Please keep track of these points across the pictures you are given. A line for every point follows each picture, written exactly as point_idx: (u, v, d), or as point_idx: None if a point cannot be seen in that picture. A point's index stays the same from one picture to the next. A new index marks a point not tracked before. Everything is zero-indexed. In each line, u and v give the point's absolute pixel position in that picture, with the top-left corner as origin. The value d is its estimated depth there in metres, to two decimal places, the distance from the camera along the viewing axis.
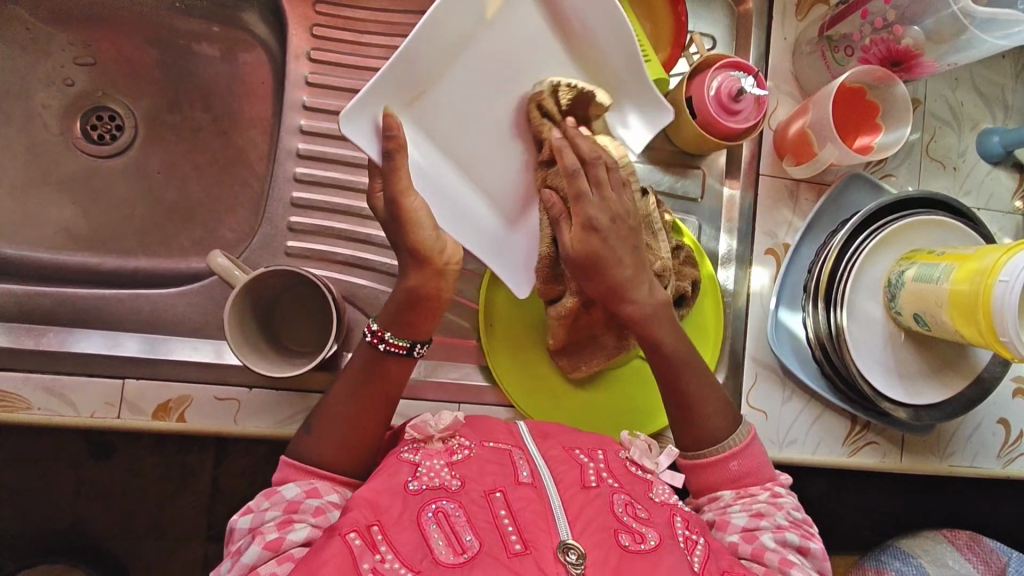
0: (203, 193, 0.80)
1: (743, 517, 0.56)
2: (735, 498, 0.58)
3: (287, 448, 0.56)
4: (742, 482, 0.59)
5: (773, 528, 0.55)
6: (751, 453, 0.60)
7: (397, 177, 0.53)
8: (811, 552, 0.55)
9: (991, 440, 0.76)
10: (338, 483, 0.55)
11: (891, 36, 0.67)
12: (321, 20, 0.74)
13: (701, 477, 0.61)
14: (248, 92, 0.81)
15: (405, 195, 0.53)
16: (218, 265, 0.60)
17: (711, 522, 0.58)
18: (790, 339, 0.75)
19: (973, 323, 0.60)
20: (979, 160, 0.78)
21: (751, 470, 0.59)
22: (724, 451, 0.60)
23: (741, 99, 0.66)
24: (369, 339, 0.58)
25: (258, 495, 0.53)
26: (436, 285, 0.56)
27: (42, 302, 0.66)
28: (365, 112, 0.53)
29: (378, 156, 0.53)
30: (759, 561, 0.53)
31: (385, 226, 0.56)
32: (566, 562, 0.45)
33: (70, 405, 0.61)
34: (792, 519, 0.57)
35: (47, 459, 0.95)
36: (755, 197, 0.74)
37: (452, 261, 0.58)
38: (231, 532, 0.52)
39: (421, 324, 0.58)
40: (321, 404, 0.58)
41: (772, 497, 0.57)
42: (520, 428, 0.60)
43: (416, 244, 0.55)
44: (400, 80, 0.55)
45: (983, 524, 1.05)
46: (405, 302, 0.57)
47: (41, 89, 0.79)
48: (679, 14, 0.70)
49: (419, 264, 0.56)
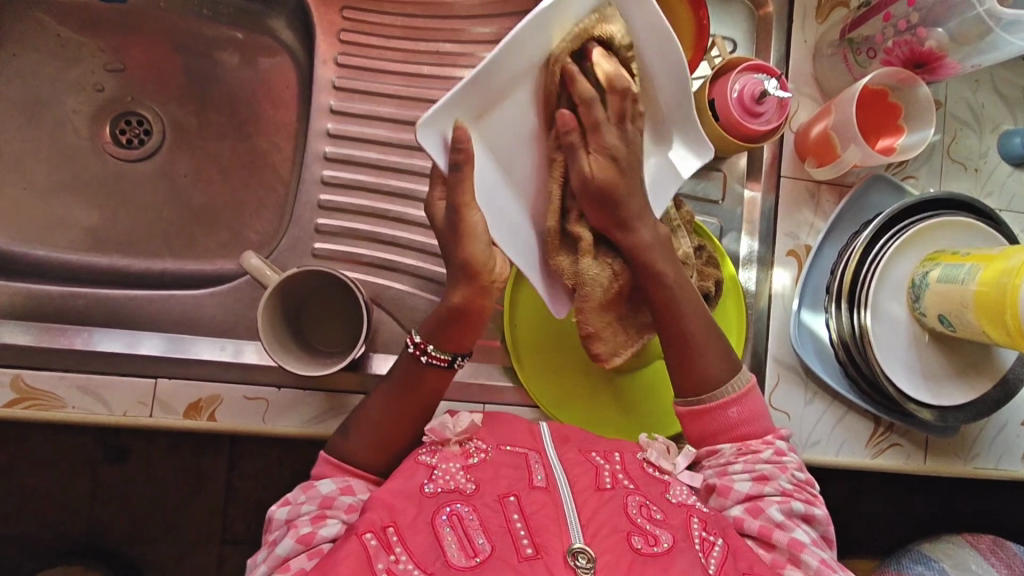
0: (229, 196, 0.81)
1: (747, 483, 0.56)
2: (738, 454, 0.58)
3: (326, 445, 0.58)
4: (740, 430, 0.60)
5: (778, 495, 0.56)
6: (749, 400, 0.60)
7: (460, 191, 0.51)
8: (816, 517, 0.57)
9: (1016, 441, 0.76)
10: (372, 480, 0.57)
11: (915, 38, 0.67)
12: (347, 26, 0.75)
13: (700, 425, 0.61)
14: (273, 97, 0.83)
15: (467, 207, 0.52)
16: (251, 265, 0.61)
17: (710, 484, 0.58)
18: (813, 340, 0.75)
19: (1000, 323, 0.60)
20: (1001, 162, 0.78)
21: (749, 417, 0.60)
22: (722, 398, 0.60)
23: (763, 102, 0.66)
24: (409, 350, 0.58)
25: (296, 488, 0.55)
26: (482, 301, 0.56)
27: (75, 303, 0.68)
28: (436, 124, 0.51)
29: (444, 168, 0.52)
30: (766, 537, 0.54)
31: (439, 233, 0.55)
32: (576, 566, 0.45)
33: (102, 404, 0.62)
34: (795, 481, 0.58)
35: (71, 458, 0.96)
36: (776, 199, 0.75)
37: (499, 279, 0.57)
38: (268, 522, 0.54)
39: (466, 338, 0.58)
40: (359, 407, 0.59)
41: (774, 455, 0.58)
42: (541, 428, 0.59)
43: (468, 259, 0.54)
44: (473, 95, 0.51)
45: (1007, 528, 1.04)
46: (450, 317, 0.57)
47: (72, 95, 0.81)
48: (701, 18, 0.69)
49: (465, 279, 0.55)
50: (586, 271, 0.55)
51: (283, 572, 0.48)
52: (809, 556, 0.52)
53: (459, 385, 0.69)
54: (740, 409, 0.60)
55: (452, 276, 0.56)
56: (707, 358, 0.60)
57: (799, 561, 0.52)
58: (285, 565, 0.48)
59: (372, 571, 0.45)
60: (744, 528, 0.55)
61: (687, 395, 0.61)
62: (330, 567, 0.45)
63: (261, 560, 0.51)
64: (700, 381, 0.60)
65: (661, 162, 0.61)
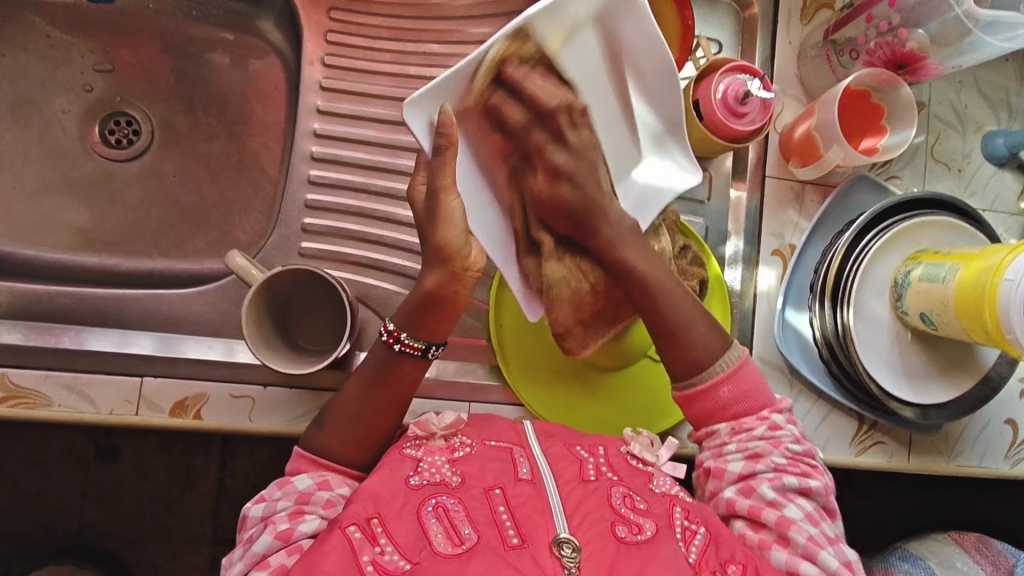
0: (217, 196, 0.81)
1: (739, 463, 0.56)
2: (732, 435, 0.57)
3: (300, 439, 0.58)
4: (737, 408, 0.58)
5: (770, 472, 0.55)
6: (742, 377, 0.58)
7: (443, 175, 0.50)
8: (811, 489, 0.55)
9: (999, 440, 0.77)
10: (350, 476, 0.57)
11: (896, 39, 0.68)
12: (335, 27, 0.75)
13: (697, 408, 0.59)
14: (261, 97, 0.83)
15: (445, 191, 0.51)
16: (235, 264, 0.61)
17: (708, 467, 0.58)
18: (797, 339, 0.75)
19: (979, 322, 0.60)
20: (984, 162, 0.79)
21: (744, 395, 0.58)
22: (716, 375, 0.58)
23: (747, 102, 0.67)
24: (384, 338, 0.57)
25: (272, 484, 0.54)
26: (454, 288, 0.55)
27: (62, 303, 0.69)
28: (421, 109, 0.49)
29: (428, 151, 0.50)
30: (756, 517, 0.54)
31: (417, 222, 0.54)
32: (562, 556, 0.45)
33: (88, 402, 0.62)
34: (789, 455, 0.57)
35: (61, 458, 0.96)
36: (762, 199, 0.76)
37: (474, 268, 0.55)
38: (244, 518, 0.54)
39: (437, 326, 0.57)
40: (335, 401, 0.59)
41: (769, 431, 0.57)
42: (525, 427, 0.60)
43: (442, 244, 0.53)
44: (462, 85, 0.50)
45: (993, 528, 1.05)
46: (423, 305, 0.56)
47: (61, 95, 0.81)
48: (686, 19, 0.70)
49: (439, 262, 0.54)
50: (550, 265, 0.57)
51: (262, 569, 0.49)
52: (796, 533, 0.52)
53: (444, 384, 0.70)
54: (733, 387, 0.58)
55: (428, 259, 0.55)
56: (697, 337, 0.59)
57: (788, 540, 0.52)
58: (263, 562, 0.49)
59: (357, 567, 0.45)
60: (735, 510, 0.55)
61: (682, 379, 0.59)
62: (313, 563, 0.45)
63: (236, 559, 0.51)
64: (697, 364, 0.58)
65: (650, 172, 0.61)
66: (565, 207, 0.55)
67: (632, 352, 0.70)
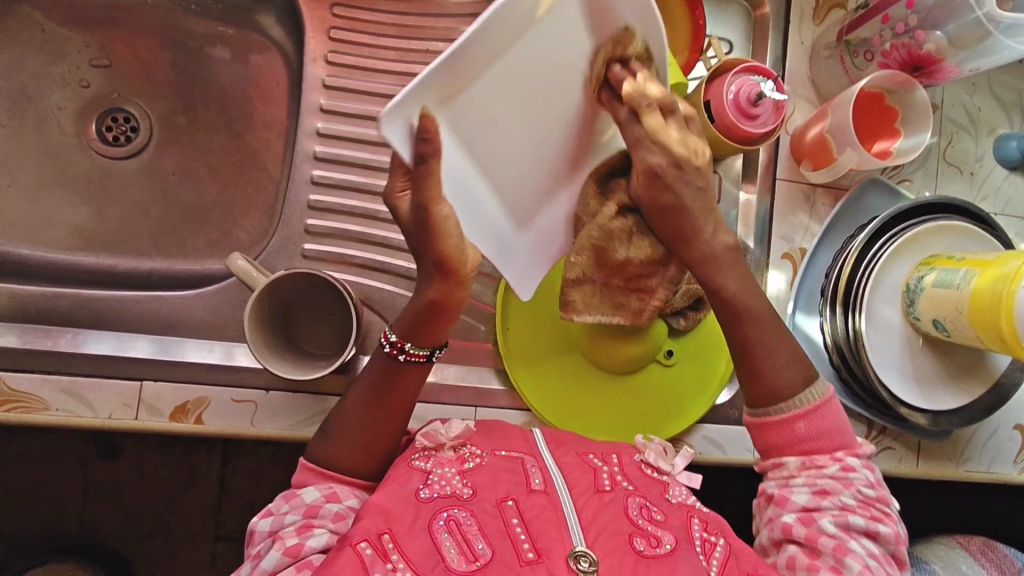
0: (218, 195, 0.80)
1: (805, 496, 0.53)
2: (801, 468, 0.54)
3: (306, 450, 0.57)
4: (808, 445, 0.54)
5: (836, 509, 0.52)
6: (821, 416, 0.54)
7: (427, 183, 0.47)
8: (879, 534, 0.52)
9: (1008, 446, 0.76)
10: (358, 487, 0.55)
11: (913, 41, 0.67)
12: (338, 23, 0.74)
13: (765, 437, 0.56)
14: (263, 94, 0.81)
15: (433, 204, 0.48)
16: (237, 267, 0.60)
17: (771, 494, 0.55)
18: (807, 345, 0.74)
19: (993, 329, 0.60)
20: (996, 165, 0.78)
21: (820, 434, 0.54)
22: (793, 409, 0.55)
23: (760, 104, 0.66)
24: (386, 349, 0.56)
25: (279, 498, 0.53)
26: (458, 295, 0.54)
27: (58, 304, 0.67)
28: (400, 114, 0.44)
29: (410, 161, 0.46)
30: (812, 544, 0.51)
31: (408, 235, 0.51)
32: (579, 570, 0.45)
33: (86, 407, 0.61)
34: (861, 497, 0.53)
35: (59, 458, 0.95)
36: (771, 203, 0.74)
37: (473, 268, 0.53)
38: (251, 534, 0.52)
39: (438, 332, 0.56)
40: (337, 410, 0.58)
41: (841, 471, 0.53)
42: (535, 435, 0.59)
43: (443, 254, 0.51)
44: (444, 78, 0.45)
45: (998, 532, 1.04)
46: (421, 315, 0.55)
47: (58, 91, 0.79)
48: (696, 18, 0.70)
49: (442, 275, 0.52)
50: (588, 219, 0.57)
51: None
52: (853, 561, 0.49)
53: (449, 389, 0.69)
54: (809, 423, 0.55)
55: (427, 272, 0.53)
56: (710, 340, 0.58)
57: (841, 566, 0.49)
58: None
59: None
60: (791, 536, 0.52)
61: (756, 405, 0.57)
62: None
63: None
64: (774, 394, 0.56)
65: None
66: (664, 208, 0.53)
67: (636, 356, 0.69)
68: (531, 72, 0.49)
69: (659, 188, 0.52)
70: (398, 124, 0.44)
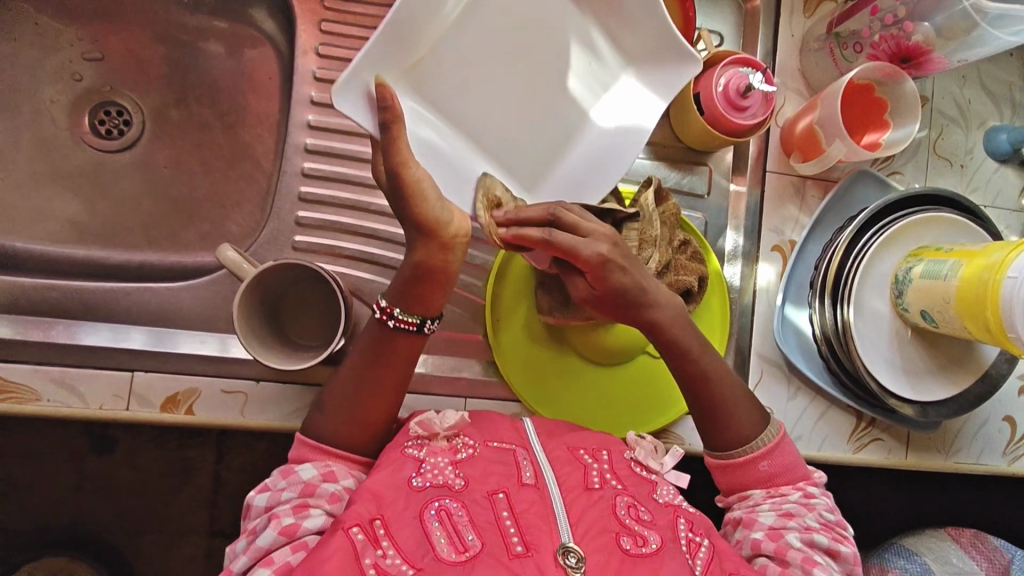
0: (210, 188, 0.80)
1: (771, 516, 0.55)
2: (766, 497, 0.57)
3: (303, 424, 0.57)
4: (774, 482, 0.58)
5: (801, 528, 0.54)
6: (781, 453, 0.58)
7: (397, 148, 0.47)
8: (841, 555, 0.54)
9: (997, 437, 0.76)
10: (357, 464, 0.56)
11: (901, 32, 0.67)
12: (330, 16, 0.74)
13: (730, 477, 0.59)
14: (255, 88, 0.82)
15: (406, 165, 0.48)
16: (226, 257, 0.60)
17: (738, 519, 0.57)
18: (796, 335, 0.75)
19: (980, 319, 0.60)
20: (986, 158, 0.78)
21: (781, 470, 0.58)
22: (755, 450, 0.58)
23: (749, 95, 0.66)
24: (377, 316, 0.56)
25: (275, 474, 0.54)
26: (444, 259, 0.53)
27: (49, 296, 0.67)
28: (358, 78, 0.46)
29: (375, 129, 0.47)
30: (782, 557, 0.53)
31: (389, 199, 0.51)
32: (566, 565, 0.45)
33: (78, 398, 0.61)
34: (823, 521, 0.56)
35: (53, 452, 0.95)
36: (762, 195, 0.75)
37: (461, 234, 0.52)
38: (249, 507, 0.53)
39: (432, 299, 0.55)
40: (332, 386, 0.58)
41: (804, 498, 0.56)
42: (526, 425, 0.59)
43: (420, 217, 0.50)
44: (394, 47, 0.49)
45: (989, 524, 1.05)
46: (411, 277, 0.54)
47: (50, 84, 0.79)
48: (688, 11, 0.69)
49: (423, 236, 0.52)
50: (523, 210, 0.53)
51: (267, 566, 0.47)
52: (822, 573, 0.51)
53: (440, 380, 0.69)
54: (772, 462, 0.58)
55: (411, 236, 0.52)
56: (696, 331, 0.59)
57: None
58: (268, 558, 0.47)
59: (359, 568, 0.44)
60: (761, 550, 0.54)
61: (718, 449, 0.60)
62: (316, 565, 0.44)
63: (241, 550, 0.50)
64: (734, 434, 0.59)
65: (619, 113, 0.60)
66: (621, 291, 0.55)
67: (628, 347, 0.70)
68: (485, 44, 0.55)
69: (609, 276, 0.54)
70: (354, 93, 0.47)
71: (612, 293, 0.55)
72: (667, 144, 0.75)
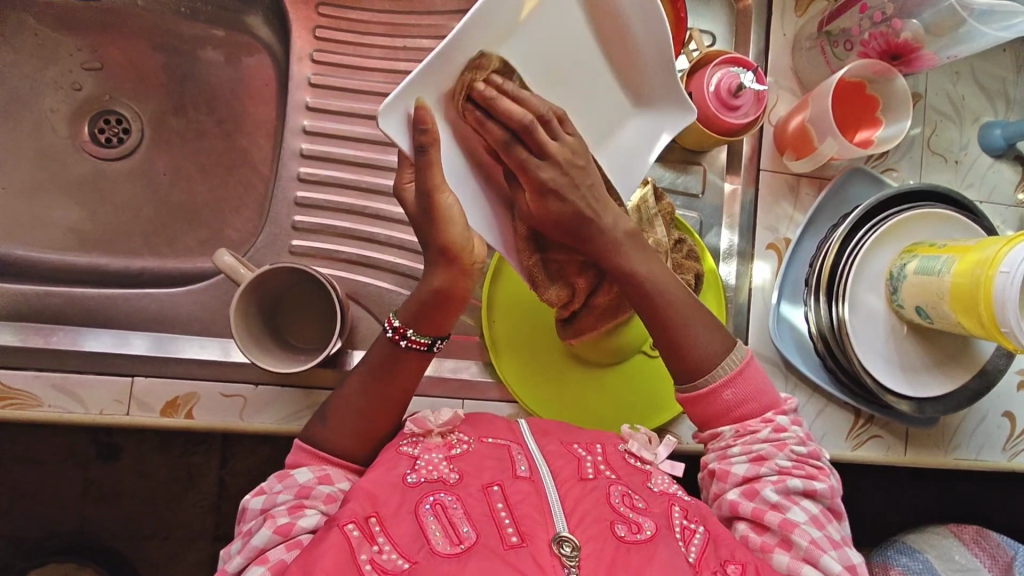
0: (208, 194, 0.81)
1: (744, 466, 0.56)
2: (737, 437, 0.57)
3: (303, 433, 0.57)
4: (740, 410, 0.58)
5: (775, 477, 0.55)
6: (745, 379, 0.58)
7: (431, 174, 0.49)
8: (818, 492, 0.55)
9: (997, 432, 0.76)
10: (350, 470, 0.56)
11: (890, 30, 0.68)
12: (323, 22, 0.75)
13: (701, 410, 0.59)
14: (251, 93, 0.82)
15: (439, 191, 0.50)
16: (223, 263, 0.60)
17: (712, 469, 0.58)
18: (793, 334, 0.75)
19: (975, 314, 0.60)
20: (981, 154, 0.78)
21: (747, 397, 0.58)
22: (719, 379, 0.58)
23: (740, 95, 0.67)
24: (390, 335, 0.57)
25: (271, 477, 0.54)
26: (462, 286, 0.55)
27: (51, 303, 0.68)
28: (399, 104, 0.48)
29: (410, 150, 0.49)
30: (760, 520, 0.54)
31: (414, 223, 0.54)
32: (561, 554, 0.45)
33: (79, 402, 0.62)
34: (795, 458, 0.56)
35: (57, 458, 0.96)
36: (756, 193, 0.75)
37: (479, 261, 0.56)
38: (243, 511, 0.53)
39: (442, 322, 0.57)
40: (337, 395, 0.58)
41: (772, 433, 0.57)
42: (520, 424, 0.60)
43: (447, 244, 0.53)
44: (440, 72, 0.49)
45: (992, 521, 1.05)
46: (426, 303, 0.56)
47: (50, 94, 0.80)
48: (679, 11, 0.69)
49: (444, 262, 0.55)
50: (510, 97, 0.51)
51: (261, 564, 0.47)
52: (800, 536, 0.52)
53: (438, 382, 0.69)
54: (736, 389, 0.58)
55: (433, 260, 0.55)
56: (695, 328, 0.59)
57: (791, 544, 0.52)
58: (263, 557, 0.48)
59: (355, 564, 0.44)
60: (739, 512, 0.55)
61: (683, 381, 0.59)
62: (312, 561, 0.44)
63: (236, 552, 0.50)
64: (695, 366, 0.58)
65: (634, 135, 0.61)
66: (555, 218, 0.55)
67: (623, 350, 0.69)
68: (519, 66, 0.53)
69: (549, 200, 0.54)
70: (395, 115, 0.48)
71: (550, 221, 0.55)
72: (662, 144, 0.75)
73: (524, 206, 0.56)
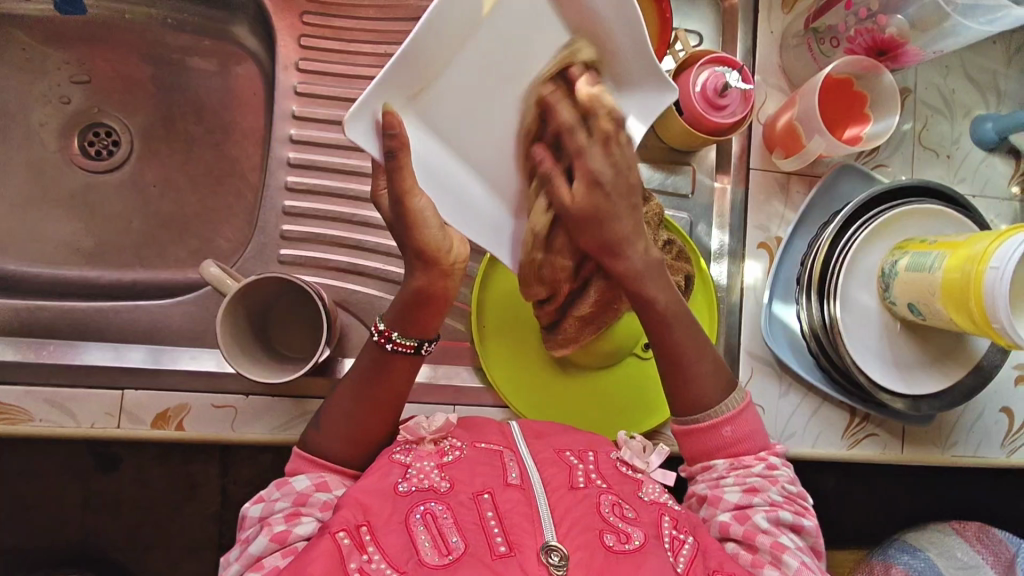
0: (198, 205, 0.81)
1: (736, 494, 0.55)
2: (730, 469, 0.57)
3: (301, 441, 0.57)
4: (737, 448, 0.58)
5: (767, 505, 0.54)
6: (743, 420, 0.58)
7: (401, 177, 0.49)
8: (805, 529, 0.55)
9: (995, 429, 0.76)
10: (348, 476, 0.56)
11: (876, 26, 0.67)
12: (308, 30, 0.75)
13: (696, 444, 0.59)
14: (240, 103, 0.83)
15: (409, 194, 0.50)
16: (210, 274, 0.61)
17: (702, 494, 0.57)
18: (786, 334, 0.74)
19: (965, 311, 0.59)
20: (973, 147, 0.78)
21: (744, 436, 0.58)
22: (715, 417, 0.58)
23: (727, 95, 0.66)
24: (375, 338, 0.57)
25: (271, 486, 0.54)
26: (443, 285, 0.55)
27: (41, 317, 0.68)
28: (364, 112, 0.48)
29: (380, 156, 0.49)
30: (750, 541, 0.53)
31: (390, 225, 0.53)
32: (548, 563, 0.45)
33: (69, 416, 0.62)
34: (787, 494, 0.56)
35: (54, 470, 0.96)
36: (746, 191, 0.74)
37: (459, 261, 0.55)
38: (242, 518, 0.54)
39: (428, 323, 0.57)
40: (329, 401, 0.58)
41: (766, 470, 0.56)
42: (512, 428, 0.59)
43: (422, 244, 0.52)
44: (404, 76, 0.49)
45: (996, 517, 1.04)
46: (411, 303, 0.55)
47: (39, 108, 0.81)
48: (663, 14, 0.69)
49: (424, 265, 0.54)
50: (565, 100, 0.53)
51: (256, 570, 0.47)
52: (790, 557, 0.51)
53: (430, 389, 0.69)
54: (734, 427, 0.58)
55: (411, 262, 0.54)
56: (680, 331, 0.59)
57: (781, 563, 0.51)
58: (257, 564, 0.48)
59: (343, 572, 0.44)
60: (729, 534, 0.54)
61: (681, 414, 0.59)
62: (302, 567, 0.44)
63: (234, 558, 0.50)
64: (695, 403, 0.58)
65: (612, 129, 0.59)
66: (596, 217, 0.53)
67: (616, 350, 0.69)
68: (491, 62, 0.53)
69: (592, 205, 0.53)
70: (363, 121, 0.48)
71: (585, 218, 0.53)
72: (651, 146, 0.75)
73: (567, 196, 0.53)
